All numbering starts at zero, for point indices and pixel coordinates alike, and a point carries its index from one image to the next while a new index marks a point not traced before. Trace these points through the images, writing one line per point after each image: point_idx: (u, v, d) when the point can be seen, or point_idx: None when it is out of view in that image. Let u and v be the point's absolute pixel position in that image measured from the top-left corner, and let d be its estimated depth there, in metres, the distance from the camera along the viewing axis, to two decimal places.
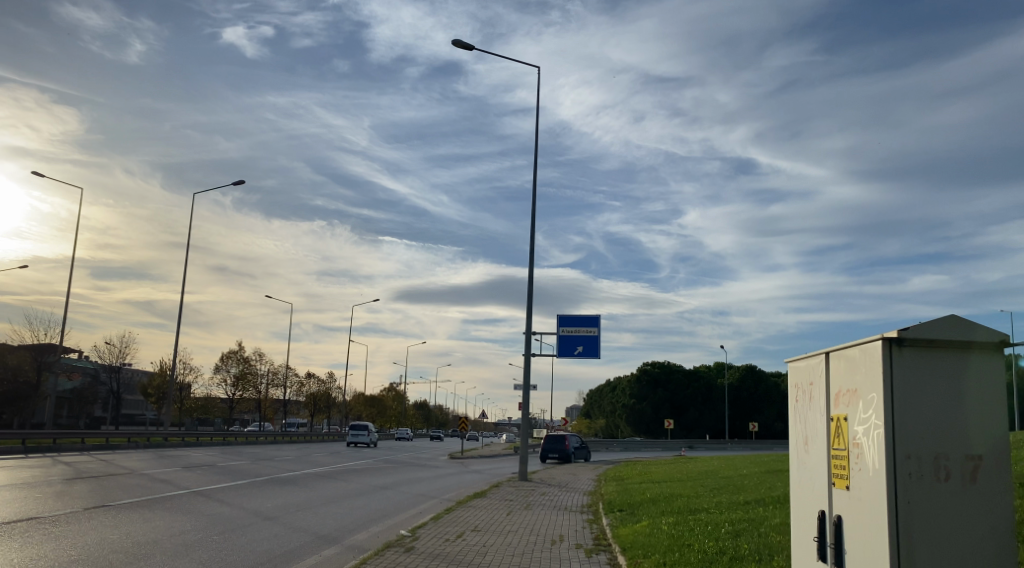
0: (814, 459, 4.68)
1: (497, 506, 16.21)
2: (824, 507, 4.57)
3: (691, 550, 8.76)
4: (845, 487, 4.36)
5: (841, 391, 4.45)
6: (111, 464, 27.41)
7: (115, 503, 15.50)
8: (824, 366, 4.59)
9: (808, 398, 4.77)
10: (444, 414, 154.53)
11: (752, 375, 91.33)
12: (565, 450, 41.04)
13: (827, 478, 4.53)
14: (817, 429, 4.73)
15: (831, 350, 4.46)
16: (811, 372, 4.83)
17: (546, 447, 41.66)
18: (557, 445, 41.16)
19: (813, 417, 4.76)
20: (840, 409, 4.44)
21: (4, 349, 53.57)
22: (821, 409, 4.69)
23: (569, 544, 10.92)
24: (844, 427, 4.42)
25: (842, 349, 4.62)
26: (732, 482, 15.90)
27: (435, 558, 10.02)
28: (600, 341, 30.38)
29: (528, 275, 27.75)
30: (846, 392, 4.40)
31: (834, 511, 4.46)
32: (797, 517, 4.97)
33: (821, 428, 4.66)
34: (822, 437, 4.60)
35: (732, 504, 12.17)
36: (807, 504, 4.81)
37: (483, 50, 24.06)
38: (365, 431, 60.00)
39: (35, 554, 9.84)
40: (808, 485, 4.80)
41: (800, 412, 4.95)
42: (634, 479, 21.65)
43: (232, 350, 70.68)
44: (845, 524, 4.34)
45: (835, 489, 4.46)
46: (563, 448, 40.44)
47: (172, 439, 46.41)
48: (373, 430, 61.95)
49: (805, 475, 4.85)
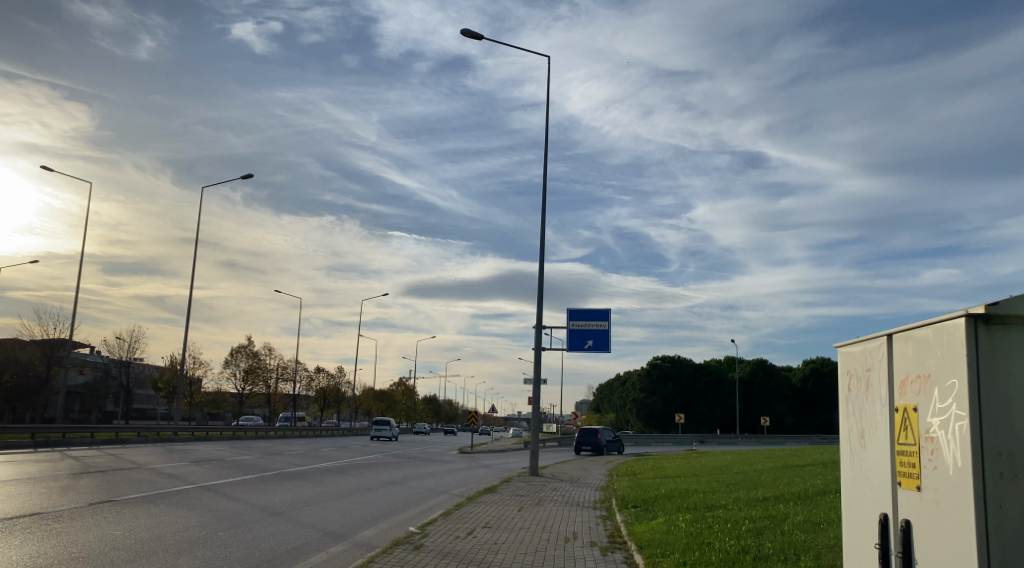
0: (875, 456, 4.14)
1: (508, 502, 15.87)
2: (886, 511, 4.04)
3: (711, 548, 8.39)
4: (915, 487, 3.82)
5: (908, 378, 3.92)
6: (119, 458, 27.22)
7: (120, 499, 15.27)
8: (886, 350, 4.07)
9: (864, 386, 4.25)
10: (453, 408, 154.57)
11: (764, 369, 90.70)
12: (599, 443, 41.83)
13: (892, 478, 4.00)
14: (878, 421, 4.20)
15: (897, 331, 3.93)
16: (868, 357, 4.31)
17: (581, 439, 42.56)
18: (590, 437, 41.98)
19: (871, 408, 4.24)
20: (906, 398, 3.91)
21: (15, 343, 53.69)
22: (881, 398, 4.17)
23: (583, 542, 10.56)
24: (911, 419, 3.90)
25: (905, 331, 4.10)
26: (750, 478, 15.50)
27: (445, 556, 9.67)
28: (610, 335, 29.98)
29: (538, 268, 27.39)
30: (916, 379, 3.86)
31: (899, 515, 3.93)
32: (851, 521, 4.43)
33: (882, 420, 4.13)
34: (884, 431, 4.08)
35: (752, 500, 11.77)
36: (864, 507, 4.28)
37: (492, 39, 23.67)
38: (387, 427, 60.82)
39: (35, 551, 9.58)
40: (866, 485, 4.28)
41: (855, 402, 4.40)
42: (648, 474, 21.23)
43: (241, 345, 70.64)
44: (915, 530, 3.80)
45: (902, 489, 3.92)
46: (596, 441, 41.20)
47: (181, 433, 46.33)
48: (397, 426, 62.90)
49: (861, 474, 4.33)
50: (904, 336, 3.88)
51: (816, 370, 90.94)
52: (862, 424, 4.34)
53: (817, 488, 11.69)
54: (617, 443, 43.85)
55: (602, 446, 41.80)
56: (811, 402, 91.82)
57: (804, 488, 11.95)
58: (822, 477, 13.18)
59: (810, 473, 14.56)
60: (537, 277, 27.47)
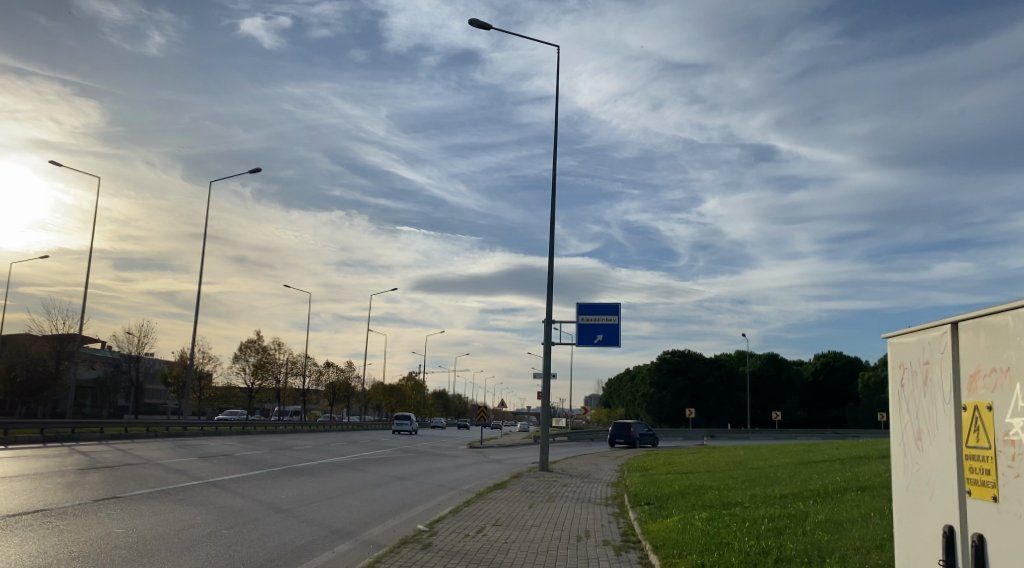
0: (941, 460, 3.64)
1: (518, 499, 15.59)
2: (954, 522, 3.54)
3: (730, 549, 8.10)
4: (989, 498, 3.31)
5: (979, 373, 3.40)
6: (127, 454, 27.10)
7: (126, 495, 15.11)
8: (951, 340, 3.63)
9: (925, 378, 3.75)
10: (462, 402, 154.73)
11: (775, 363, 90.20)
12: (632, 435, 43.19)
13: (962, 486, 3.49)
14: (941, 421, 3.69)
15: (965, 318, 3.42)
16: (931, 347, 3.80)
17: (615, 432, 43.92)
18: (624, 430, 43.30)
19: (936, 405, 3.73)
20: (978, 395, 3.39)
21: (26, 339, 53.85)
22: (947, 394, 3.66)
23: (596, 541, 10.25)
24: (985, 420, 3.37)
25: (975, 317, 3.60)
26: (766, 474, 15.14)
27: (453, 556, 9.39)
28: (620, 329, 29.67)
29: (548, 262, 27.08)
30: (989, 373, 3.35)
31: (971, 529, 3.42)
32: (912, 531, 3.93)
33: (949, 419, 3.63)
34: (952, 431, 3.57)
35: (770, 498, 11.44)
36: (929, 517, 3.78)
37: (501, 29, 23.29)
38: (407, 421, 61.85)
39: (36, 549, 9.36)
40: (924, 492, 3.86)
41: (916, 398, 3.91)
42: (661, 469, 20.88)
43: (250, 340, 70.67)
44: (990, 547, 3.29)
45: (973, 499, 3.41)
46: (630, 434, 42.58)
47: (191, 428, 46.36)
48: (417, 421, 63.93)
49: (923, 479, 3.83)
50: (972, 325, 3.41)
51: (828, 364, 90.43)
52: (919, 424, 3.93)
53: (837, 485, 11.34)
54: (651, 437, 45.04)
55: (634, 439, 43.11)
56: (822, 396, 91.37)
57: (823, 486, 11.60)
58: (841, 473, 12.82)
59: (829, 469, 14.21)
60: (547, 271, 27.15)
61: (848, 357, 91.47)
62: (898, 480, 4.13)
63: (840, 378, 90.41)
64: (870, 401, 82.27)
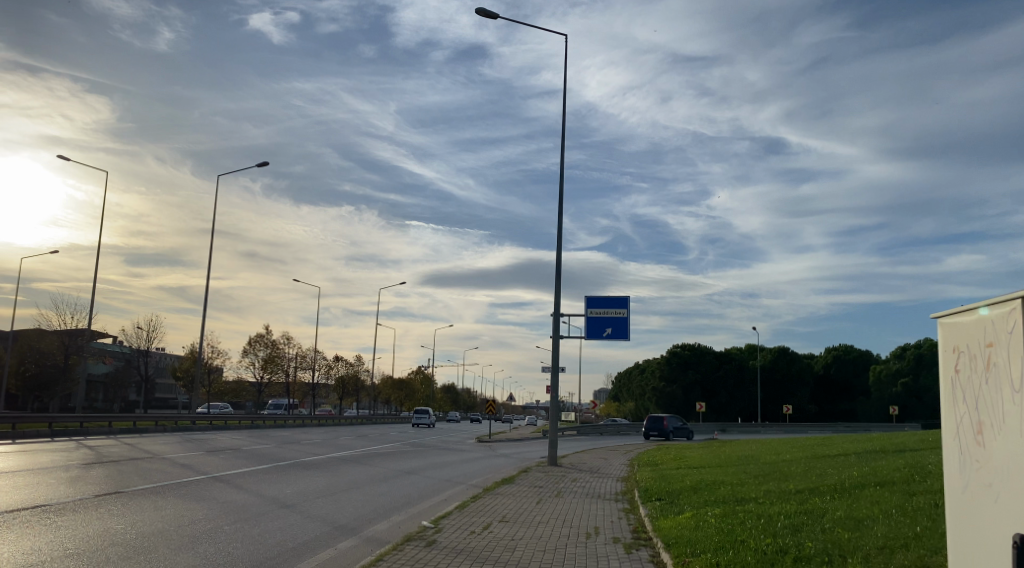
0: (1007, 455, 3.31)
1: (526, 494, 15.30)
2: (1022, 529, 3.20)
3: (744, 547, 7.78)
4: None
5: None
6: (135, 448, 26.95)
7: (128, 490, 14.92)
8: (1016, 323, 3.29)
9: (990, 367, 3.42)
10: (471, 397, 154.84)
11: (785, 357, 89.51)
12: (665, 429, 44.42)
13: None
14: (1009, 416, 3.34)
15: None
16: (994, 333, 3.46)
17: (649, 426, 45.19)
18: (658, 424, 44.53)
19: (1001, 396, 3.40)
20: None
21: (36, 333, 53.96)
22: (1013, 388, 3.32)
23: (605, 538, 9.94)
24: None
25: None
26: (778, 468, 14.78)
27: (459, 555, 9.09)
28: (629, 323, 29.31)
29: (556, 255, 26.78)
30: None
31: None
32: (972, 534, 3.59)
33: (1015, 414, 3.29)
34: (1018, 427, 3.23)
35: (785, 493, 11.10)
36: (992, 520, 3.44)
37: (508, 18, 22.94)
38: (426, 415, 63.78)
39: (31, 546, 9.12)
40: (988, 492, 3.51)
41: (979, 388, 3.57)
42: (672, 464, 20.53)
43: (259, 334, 70.59)
44: None
45: None
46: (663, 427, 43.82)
47: (200, 423, 46.26)
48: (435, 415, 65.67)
49: (985, 479, 3.49)
50: None
51: (839, 357, 89.74)
52: (981, 416, 3.58)
53: (853, 479, 10.99)
54: (685, 431, 46.02)
55: (668, 432, 44.31)
56: (834, 390, 90.69)
57: (840, 481, 11.24)
58: (857, 468, 12.46)
59: (843, 463, 13.90)
60: (555, 264, 26.83)
61: (860, 351, 90.69)
62: (954, 478, 3.80)
63: (851, 371, 89.71)
64: (882, 395, 81.56)
